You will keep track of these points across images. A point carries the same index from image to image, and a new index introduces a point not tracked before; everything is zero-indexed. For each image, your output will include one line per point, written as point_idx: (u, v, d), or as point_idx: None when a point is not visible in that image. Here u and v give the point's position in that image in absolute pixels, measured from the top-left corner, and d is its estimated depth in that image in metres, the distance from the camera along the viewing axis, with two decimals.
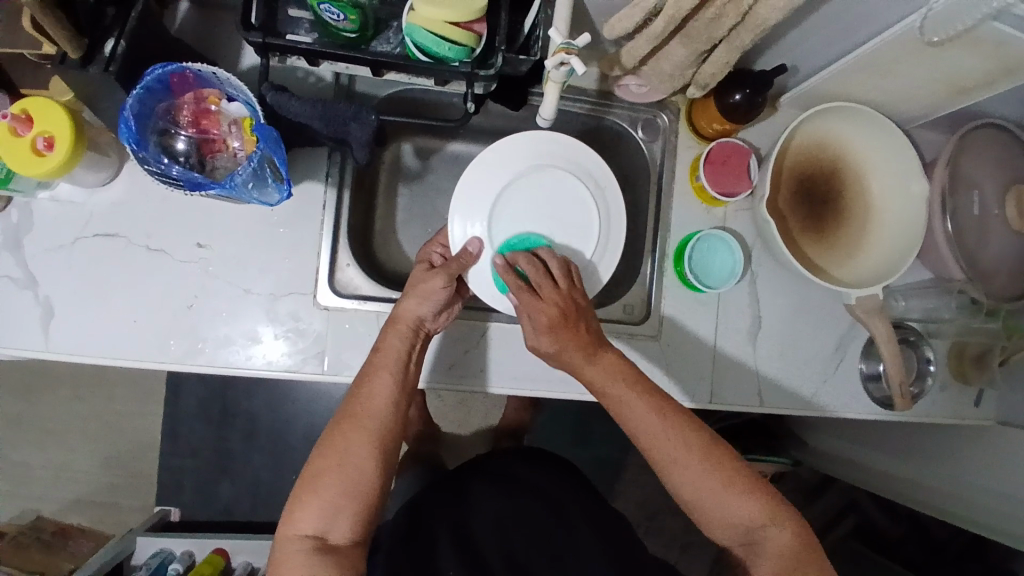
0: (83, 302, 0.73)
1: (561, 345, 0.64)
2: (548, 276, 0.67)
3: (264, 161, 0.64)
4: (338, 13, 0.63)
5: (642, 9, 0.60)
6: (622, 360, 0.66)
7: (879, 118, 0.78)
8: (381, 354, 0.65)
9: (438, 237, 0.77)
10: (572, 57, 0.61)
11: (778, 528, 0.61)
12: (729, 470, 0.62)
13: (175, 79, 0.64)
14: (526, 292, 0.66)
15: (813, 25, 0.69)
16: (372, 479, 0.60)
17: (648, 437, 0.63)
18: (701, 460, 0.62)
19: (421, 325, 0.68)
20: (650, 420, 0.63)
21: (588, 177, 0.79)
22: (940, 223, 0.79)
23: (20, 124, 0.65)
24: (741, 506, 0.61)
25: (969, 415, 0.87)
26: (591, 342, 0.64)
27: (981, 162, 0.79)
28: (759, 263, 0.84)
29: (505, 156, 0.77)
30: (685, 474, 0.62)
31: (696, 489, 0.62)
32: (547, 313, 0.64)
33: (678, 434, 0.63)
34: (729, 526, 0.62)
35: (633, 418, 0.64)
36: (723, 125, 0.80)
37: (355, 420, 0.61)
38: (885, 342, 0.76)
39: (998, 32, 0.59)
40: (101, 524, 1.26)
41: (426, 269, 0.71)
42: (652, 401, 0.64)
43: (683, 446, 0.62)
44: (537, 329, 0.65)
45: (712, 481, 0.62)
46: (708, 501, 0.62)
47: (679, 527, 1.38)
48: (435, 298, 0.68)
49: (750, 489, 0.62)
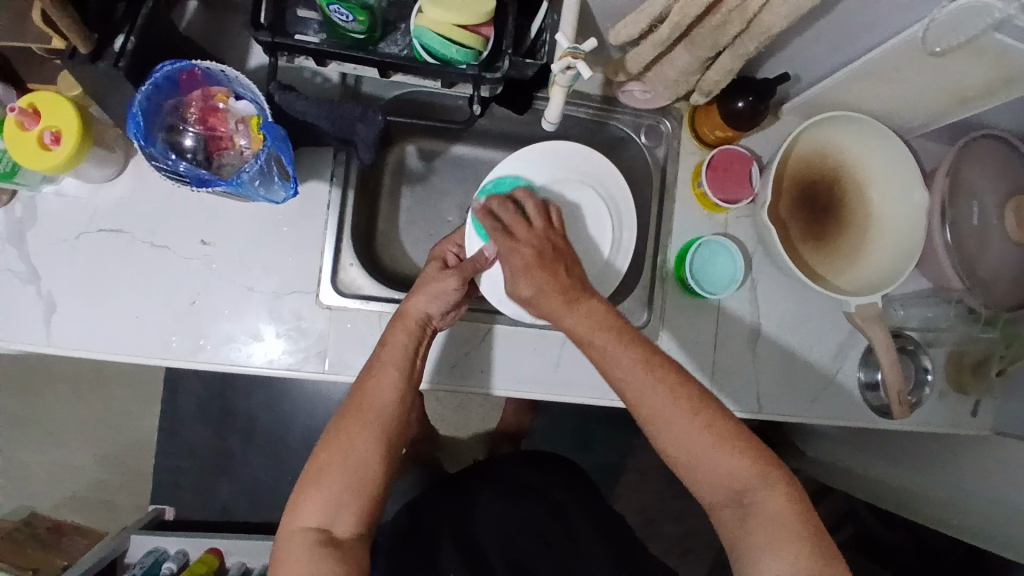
0: (85, 297, 0.73)
1: (538, 285, 0.63)
2: (520, 217, 0.68)
3: (271, 159, 0.65)
4: (347, 15, 0.63)
5: (648, 14, 0.61)
6: (609, 310, 0.63)
7: (885, 131, 0.79)
8: (387, 349, 0.65)
9: (452, 236, 0.78)
10: (579, 62, 0.61)
11: (770, 490, 0.58)
12: (720, 427, 0.59)
13: (184, 76, 0.65)
14: (499, 232, 0.67)
15: (816, 34, 0.69)
16: (376, 470, 0.60)
17: (633, 390, 0.61)
18: (689, 415, 0.59)
19: (428, 322, 0.68)
20: (636, 371, 0.60)
21: (610, 199, 0.82)
22: (940, 233, 0.80)
23: (27, 118, 0.65)
24: (727, 464, 0.58)
25: (966, 425, 0.87)
26: (570, 287, 0.63)
27: (980, 172, 0.80)
28: (760, 270, 0.85)
29: (530, 163, 0.80)
30: (671, 429, 0.59)
31: (683, 445, 0.59)
32: (522, 254, 0.64)
33: (668, 385, 0.60)
34: (717, 487, 0.59)
35: (620, 370, 0.61)
36: (726, 132, 0.81)
37: (361, 414, 0.62)
38: (885, 350, 0.77)
39: (1000, 43, 0.59)
40: (96, 522, 1.26)
41: (438, 269, 0.71)
42: (638, 352, 0.61)
43: (672, 398, 0.59)
44: (513, 271, 0.65)
45: (700, 434, 0.59)
46: (694, 454, 0.59)
47: (676, 533, 1.38)
48: (446, 297, 0.68)
49: (741, 446, 0.59)
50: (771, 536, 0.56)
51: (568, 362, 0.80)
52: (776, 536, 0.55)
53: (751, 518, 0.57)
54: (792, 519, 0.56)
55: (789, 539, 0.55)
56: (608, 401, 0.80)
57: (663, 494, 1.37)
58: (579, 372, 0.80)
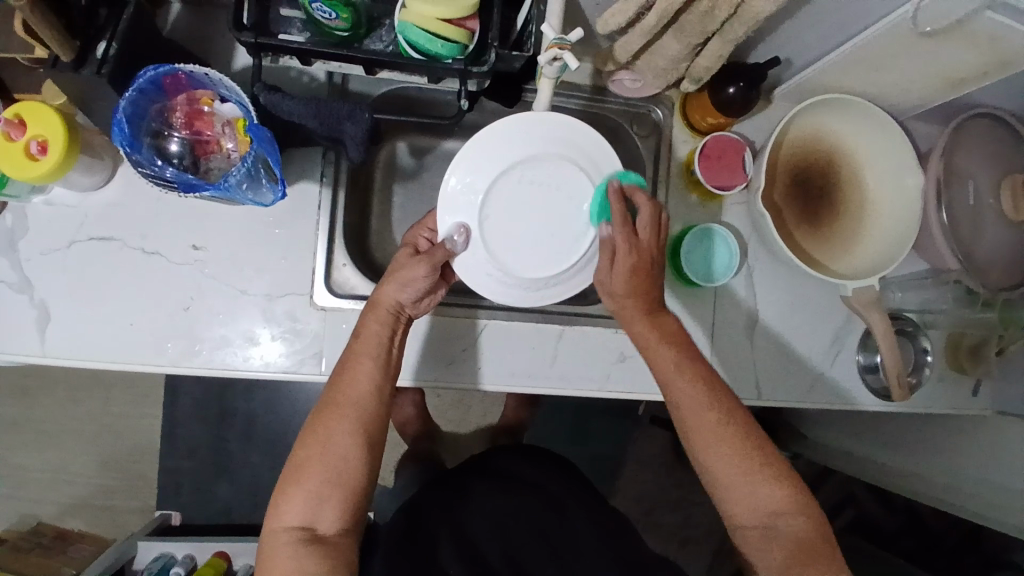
0: (78, 305, 0.73)
1: (634, 292, 0.67)
2: (652, 223, 0.67)
3: (258, 161, 0.64)
4: (330, 12, 0.62)
5: (635, 3, 0.60)
6: (679, 330, 0.69)
7: (874, 112, 0.78)
8: (360, 340, 0.64)
9: (426, 220, 0.73)
10: (565, 53, 0.60)
11: (800, 518, 0.62)
12: (761, 454, 0.64)
13: (169, 81, 0.64)
14: (628, 229, 0.66)
15: (807, 17, 0.69)
16: (356, 464, 0.60)
17: (687, 403, 0.66)
18: (737, 439, 0.64)
19: (401, 310, 0.66)
20: (696, 387, 0.66)
21: (596, 171, 0.72)
22: (935, 212, 0.78)
23: (13, 128, 0.65)
24: (763, 489, 0.63)
25: (967, 406, 0.87)
26: (655, 302, 0.69)
27: (974, 153, 0.79)
28: (755, 257, 0.84)
29: (502, 138, 0.70)
30: (716, 449, 0.64)
31: (724, 466, 0.64)
32: (636, 258, 0.66)
33: (721, 406, 0.65)
34: (749, 508, 0.63)
35: (680, 386, 0.66)
36: (717, 118, 0.80)
37: (338, 407, 0.61)
38: (883, 334, 0.76)
39: (994, 23, 0.58)
40: (101, 528, 1.26)
41: (410, 255, 0.68)
42: (698, 370, 0.67)
43: (723, 420, 0.65)
44: (616, 266, 0.67)
45: (743, 456, 0.64)
46: (734, 475, 0.64)
47: (679, 521, 1.38)
48: (416, 285, 0.65)
49: (777, 473, 0.64)
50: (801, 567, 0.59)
51: (565, 355, 0.80)
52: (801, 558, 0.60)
53: (777, 542, 0.61)
54: (813, 543, 0.61)
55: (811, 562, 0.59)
56: (606, 392, 0.80)
57: (665, 483, 1.38)
58: (574, 366, 0.80)
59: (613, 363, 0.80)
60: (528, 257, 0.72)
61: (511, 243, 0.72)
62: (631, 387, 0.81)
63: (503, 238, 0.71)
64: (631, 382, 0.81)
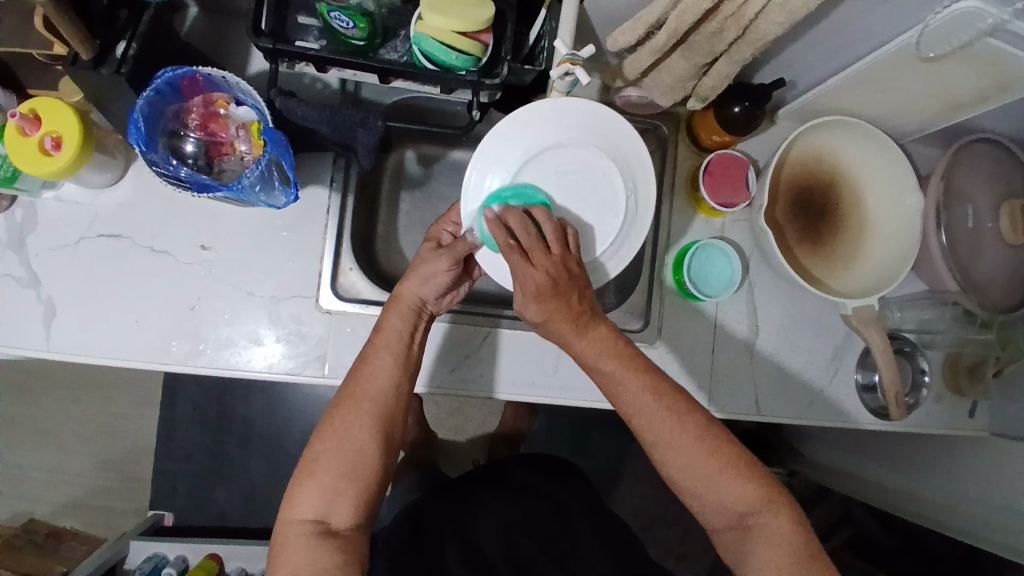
0: (84, 303, 0.73)
1: (550, 314, 0.60)
2: (538, 239, 0.60)
3: (272, 164, 0.65)
4: (348, 21, 0.64)
5: (645, 22, 0.62)
6: (616, 336, 0.63)
7: (866, 128, 0.80)
8: (382, 334, 0.64)
9: (450, 214, 0.73)
10: (577, 68, 0.62)
11: (778, 516, 0.59)
12: (726, 453, 0.60)
13: (186, 83, 0.65)
14: (514, 255, 0.59)
15: (811, 39, 0.70)
16: (373, 458, 0.60)
17: (639, 416, 0.61)
18: (694, 443, 0.60)
19: (423, 306, 0.67)
20: (643, 398, 0.61)
21: (618, 157, 0.73)
22: (935, 236, 0.80)
23: (29, 124, 0.66)
24: (732, 491, 0.59)
25: (963, 425, 0.88)
26: (582, 313, 0.61)
27: (973, 177, 0.81)
28: (757, 274, 0.85)
29: (525, 129, 0.71)
30: (676, 459, 0.60)
31: (687, 472, 0.60)
32: (536, 281, 0.58)
33: (672, 412, 0.60)
34: (723, 514, 0.60)
35: (626, 397, 0.62)
36: (722, 136, 0.81)
37: (355, 401, 0.61)
38: (881, 352, 0.77)
39: (995, 49, 0.60)
40: (94, 528, 1.25)
41: (433, 248, 0.68)
42: (645, 379, 0.61)
43: (679, 426, 0.60)
44: (524, 296, 0.60)
45: (706, 461, 0.60)
46: (698, 480, 0.60)
47: (674, 537, 1.38)
48: (436, 280, 0.66)
49: (743, 474, 0.60)
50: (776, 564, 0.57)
51: (567, 366, 0.80)
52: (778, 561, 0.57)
53: (752, 546, 0.58)
54: (792, 542, 0.58)
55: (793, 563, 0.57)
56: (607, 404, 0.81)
57: (661, 497, 1.38)
58: (578, 376, 0.80)
59: None
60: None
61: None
62: None
63: None
64: None
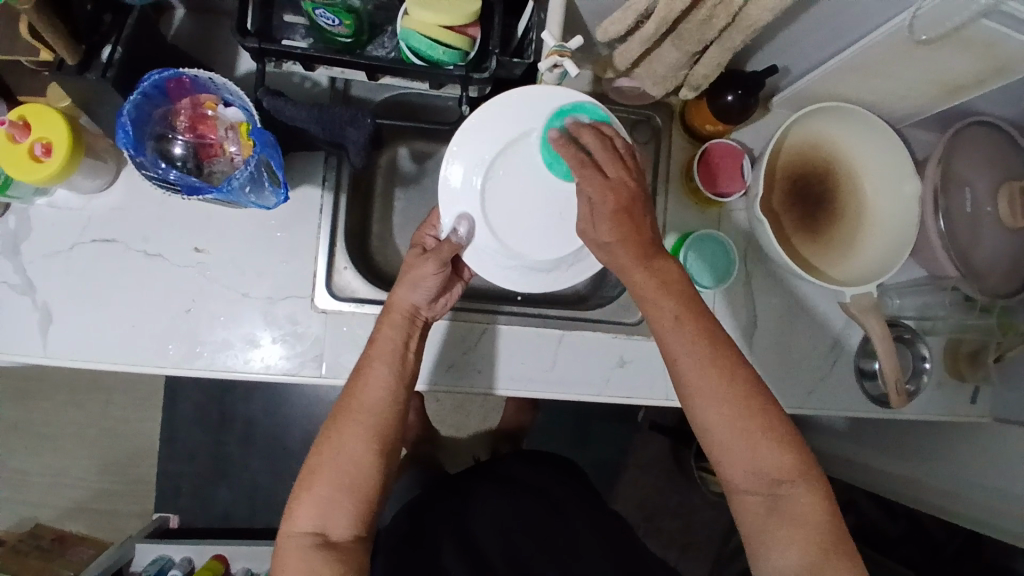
0: (80, 308, 0.73)
1: (621, 238, 0.60)
2: (612, 154, 0.61)
3: (261, 165, 0.64)
4: (333, 19, 0.64)
5: (634, 11, 0.61)
6: (680, 275, 0.61)
7: (861, 113, 0.78)
8: (376, 345, 0.63)
9: (431, 218, 0.71)
10: (565, 60, 0.61)
11: (804, 486, 0.59)
12: (765, 418, 0.59)
13: (173, 85, 0.65)
14: (587, 168, 0.61)
15: (803, 25, 0.69)
16: (369, 473, 0.60)
17: (686, 364, 0.60)
18: (739, 400, 0.59)
19: (416, 313, 0.66)
20: (695, 348, 0.59)
21: None
22: (933, 221, 0.80)
23: (18, 130, 0.65)
24: (767, 454, 0.59)
25: (965, 411, 0.87)
26: (650, 244, 0.60)
27: (972, 161, 0.79)
28: (754, 263, 0.85)
29: (504, 116, 0.68)
30: (717, 411, 0.59)
31: (722, 428, 0.59)
32: (611, 194, 0.59)
33: (725, 369, 0.59)
34: (751, 477, 0.59)
35: (677, 346, 0.60)
36: (716, 125, 0.81)
37: (350, 414, 0.61)
38: (880, 338, 0.76)
39: (989, 30, 0.59)
40: (99, 532, 1.26)
41: (419, 253, 0.67)
42: (701, 327, 0.59)
43: (726, 384, 0.59)
44: (597, 210, 0.60)
45: (745, 417, 0.59)
46: (732, 436, 0.59)
47: (679, 528, 1.38)
48: (427, 284, 0.65)
49: (779, 442, 0.59)
50: (798, 545, 0.58)
51: (564, 362, 0.80)
52: (799, 536, 0.58)
53: (778, 515, 0.59)
54: (822, 530, 0.58)
55: (808, 538, 0.58)
56: (604, 397, 0.81)
57: (665, 489, 1.38)
58: (575, 370, 0.80)
59: (612, 368, 0.81)
60: (533, 239, 0.70)
61: (511, 225, 0.69)
62: (628, 392, 0.81)
63: (507, 217, 0.69)
64: (629, 388, 0.81)
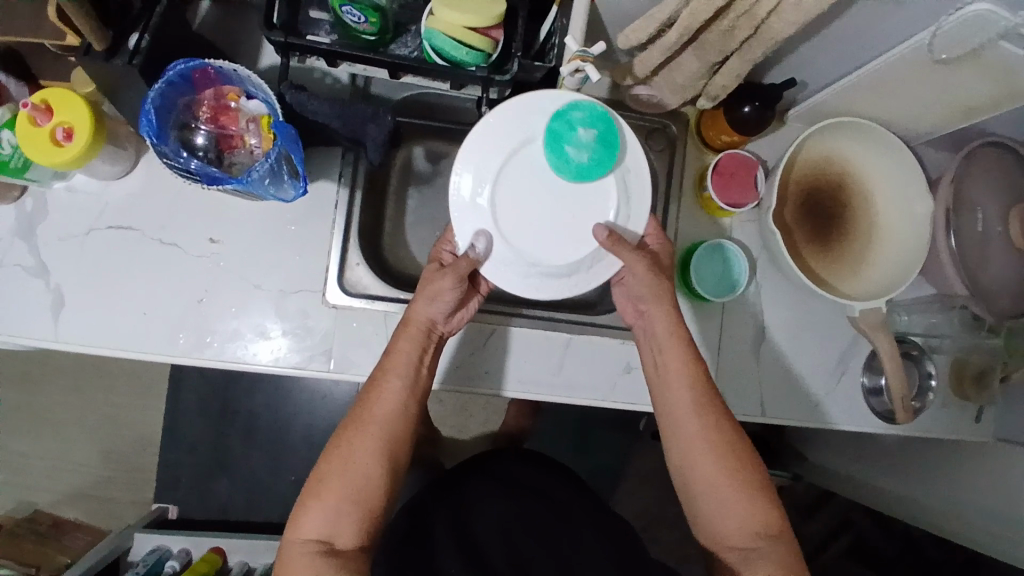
0: (92, 293, 0.74)
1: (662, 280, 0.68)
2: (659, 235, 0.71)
3: (281, 158, 0.65)
4: (359, 16, 0.64)
5: (656, 20, 0.62)
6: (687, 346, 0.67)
7: (873, 129, 0.80)
8: (392, 357, 0.64)
9: (447, 233, 0.70)
10: (587, 65, 0.62)
11: (783, 547, 0.60)
12: (751, 478, 0.62)
13: (198, 75, 0.65)
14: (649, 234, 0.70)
15: (823, 40, 0.70)
16: (375, 485, 0.60)
17: (681, 418, 0.65)
18: (727, 459, 0.63)
19: (432, 327, 0.67)
20: (690, 406, 0.64)
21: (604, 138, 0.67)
22: (944, 239, 0.80)
23: (40, 113, 0.66)
24: (750, 514, 0.61)
25: (970, 430, 0.88)
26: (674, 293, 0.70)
27: (981, 181, 0.80)
28: (763, 274, 0.85)
29: (509, 123, 0.66)
30: (708, 471, 0.63)
31: (711, 484, 0.63)
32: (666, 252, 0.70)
33: (717, 427, 0.64)
34: (733, 531, 0.62)
35: (675, 405, 0.65)
36: (731, 136, 0.81)
37: (362, 426, 0.62)
38: (889, 357, 0.77)
39: (1005, 53, 0.60)
40: (97, 519, 1.26)
41: (436, 269, 0.67)
42: (699, 391, 0.65)
43: (715, 443, 0.63)
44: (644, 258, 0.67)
45: (731, 475, 0.62)
46: (720, 495, 0.62)
47: (676, 538, 1.38)
48: (444, 298, 0.65)
49: (764, 503, 0.62)
50: None
51: (571, 365, 0.80)
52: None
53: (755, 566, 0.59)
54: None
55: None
56: (608, 403, 0.81)
57: (663, 499, 1.37)
58: (582, 374, 0.80)
59: (618, 374, 0.81)
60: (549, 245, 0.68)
61: (525, 233, 0.67)
62: (633, 400, 0.81)
63: (520, 226, 0.67)
64: (634, 395, 0.81)
